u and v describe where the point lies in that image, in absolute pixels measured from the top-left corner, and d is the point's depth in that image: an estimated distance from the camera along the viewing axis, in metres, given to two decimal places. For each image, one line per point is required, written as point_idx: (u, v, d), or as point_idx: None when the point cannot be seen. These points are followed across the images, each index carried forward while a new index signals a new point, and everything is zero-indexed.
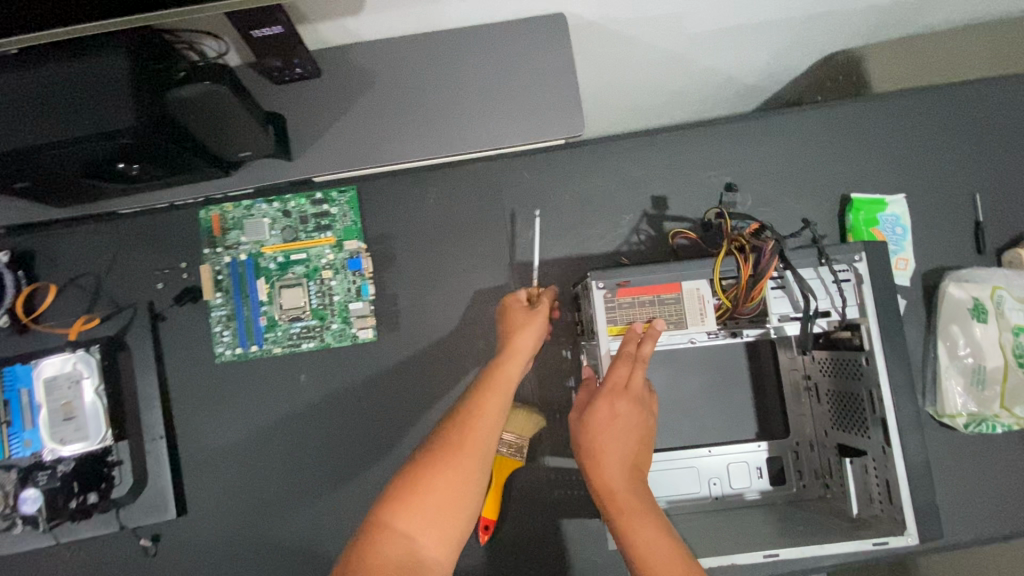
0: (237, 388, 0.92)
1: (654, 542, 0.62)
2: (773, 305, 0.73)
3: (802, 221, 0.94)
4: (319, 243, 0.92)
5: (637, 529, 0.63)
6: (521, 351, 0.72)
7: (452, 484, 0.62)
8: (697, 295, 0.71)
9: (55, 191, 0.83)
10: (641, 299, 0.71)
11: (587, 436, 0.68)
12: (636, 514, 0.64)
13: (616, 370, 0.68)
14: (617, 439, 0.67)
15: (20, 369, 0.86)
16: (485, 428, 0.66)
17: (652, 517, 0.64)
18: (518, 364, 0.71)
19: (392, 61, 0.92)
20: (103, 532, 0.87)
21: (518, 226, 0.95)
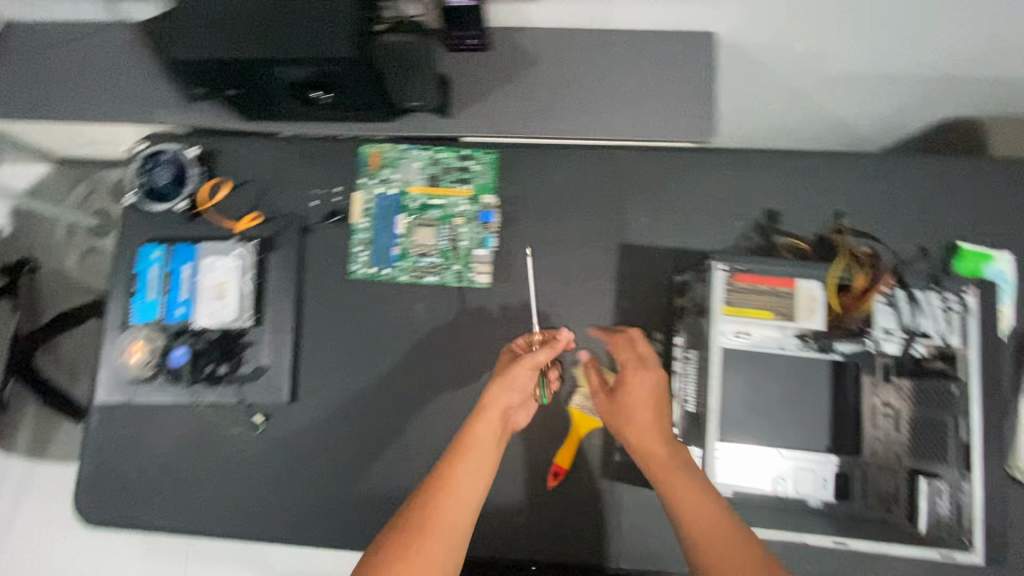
0: (358, 304, 1.03)
1: (689, 494, 0.76)
2: (879, 318, 0.90)
3: (909, 257, 0.99)
4: (457, 193, 1.03)
5: (673, 485, 0.78)
6: (495, 405, 0.83)
7: (435, 539, 0.71)
8: (808, 295, 0.89)
9: (258, 104, 0.99)
10: (756, 287, 0.89)
11: (618, 416, 0.86)
12: (674, 479, 0.78)
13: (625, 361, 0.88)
14: (644, 420, 0.84)
15: (187, 249, 1.02)
16: (466, 489, 0.76)
17: (689, 475, 0.79)
18: (497, 413, 0.82)
19: (554, 48, 1.04)
20: (224, 400, 0.99)
21: (636, 209, 1.02)
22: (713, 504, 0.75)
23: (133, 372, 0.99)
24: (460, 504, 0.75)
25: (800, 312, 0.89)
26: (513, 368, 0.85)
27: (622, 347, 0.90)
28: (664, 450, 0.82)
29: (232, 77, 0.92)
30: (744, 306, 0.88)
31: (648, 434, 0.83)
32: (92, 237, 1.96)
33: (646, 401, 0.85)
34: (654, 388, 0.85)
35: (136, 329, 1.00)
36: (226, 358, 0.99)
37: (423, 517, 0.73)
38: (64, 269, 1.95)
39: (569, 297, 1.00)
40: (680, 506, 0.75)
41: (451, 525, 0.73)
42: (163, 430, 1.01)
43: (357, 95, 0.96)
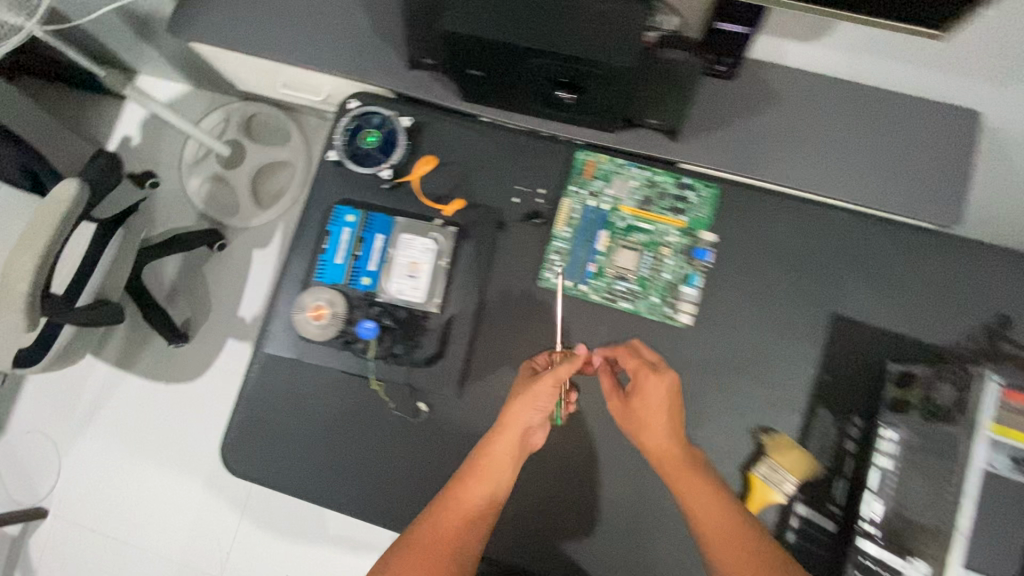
0: (541, 314, 0.99)
1: (714, 509, 0.77)
2: None
3: None
4: (670, 222, 0.97)
5: (688, 494, 0.79)
6: (515, 422, 0.83)
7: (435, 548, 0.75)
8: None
9: (495, 88, 0.94)
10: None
11: (633, 424, 0.86)
12: (684, 485, 0.80)
13: (634, 368, 0.87)
14: (648, 426, 0.85)
15: (384, 219, 0.99)
16: (468, 502, 0.79)
17: (703, 483, 0.79)
18: (517, 431, 0.82)
19: (805, 93, 0.97)
20: (391, 381, 0.96)
21: (856, 282, 0.95)
22: (737, 516, 0.77)
23: (310, 333, 0.95)
24: (458, 514, 0.79)
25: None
26: (535, 384, 0.83)
27: (624, 354, 0.88)
28: (661, 444, 0.83)
29: (484, 60, 0.87)
30: (1012, 429, 0.72)
31: (657, 439, 0.84)
32: (217, 164, 1.93)
33: (653, 408, 0.85)
34: (668, 391, 0.85)
35: (319, 290, 0.96)
36: (408, 340, 0.97)
37: (433, 533, 0.77)
38: (186, 190, 1.95)
39: (765, 357, 0.95)
40: (701, 521, 0.77)
41: (455, 547, 0.76)
42: (321, 396, 0.99)
43: (602, 103, 0.90)
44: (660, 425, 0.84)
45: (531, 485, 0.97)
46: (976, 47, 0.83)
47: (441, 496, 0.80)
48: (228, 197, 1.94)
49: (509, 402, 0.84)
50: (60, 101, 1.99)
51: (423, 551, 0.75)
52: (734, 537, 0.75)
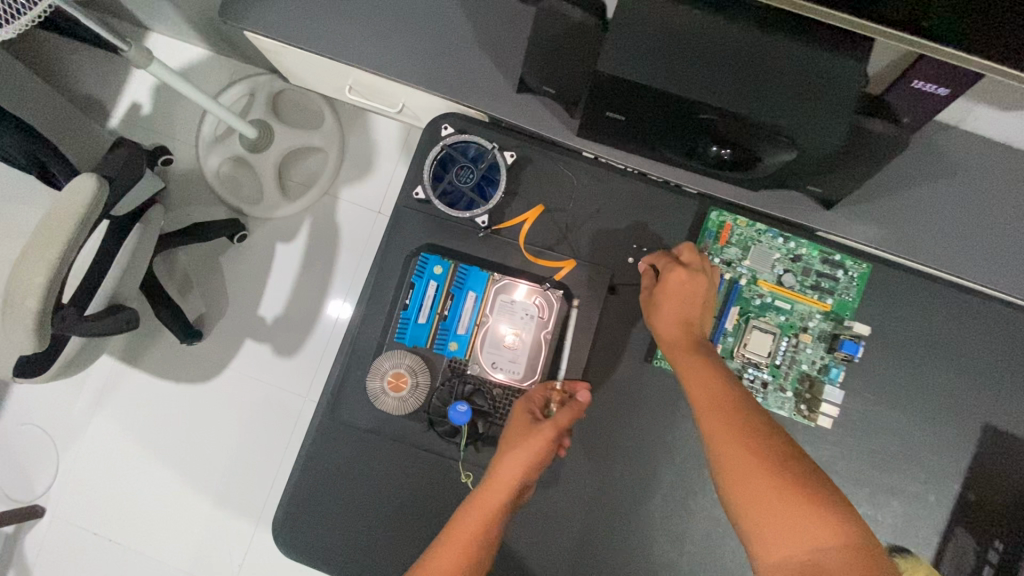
0: (650, 394, 0.87)
1: (705, 395, 0.65)
2: None
3: None
4: (811, 304, 0.84)
5: (692, 386, 0.67)
6: (508, 478, 0.69)
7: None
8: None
9: (631, 133, 0.79)
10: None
11: (650, 311, 0.78)
12: (691, 377, 0.68)
13: (659, 264, 0.78)
14: (665, 317, 0.76)
15: (479, 275, 0.84)
16: (463, 535, 0.66)
17: (701, 371, 0.68)
18: (514, 469, 0.70)
19: (982, 166, 0.84)
20: (476, 464, 0.83)
21: (1011, 388, 0.84)
22: (723, 398, 0.64)
23: (388, 407, 0.81)
24: (457, 548, 0.65)
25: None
26: (532, 437, 0.71)
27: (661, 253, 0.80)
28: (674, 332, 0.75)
29: (635, 106, 0.71)
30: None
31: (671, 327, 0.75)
32: (240, 145, 1.48)
33: (672, 298, 0.76)
34: (696, 285, 0.75)
35: (400, 355, 0.82)
36: (499, 421, 0.82)
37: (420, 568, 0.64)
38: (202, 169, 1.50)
39: (905, 465, 0.84)
40: (702, 416, 0.64)
41: None
42: (393, 471, 0.85)
43: (764, 165, 0.76)
44: (676, 313, 0.75)
45: None
46: None
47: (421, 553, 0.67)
48: (252, 187, 1.52)
49: (503, 454, 0.71)
50: (42, 41, 1.52)
51: None
52: (719, 423, 0.62)
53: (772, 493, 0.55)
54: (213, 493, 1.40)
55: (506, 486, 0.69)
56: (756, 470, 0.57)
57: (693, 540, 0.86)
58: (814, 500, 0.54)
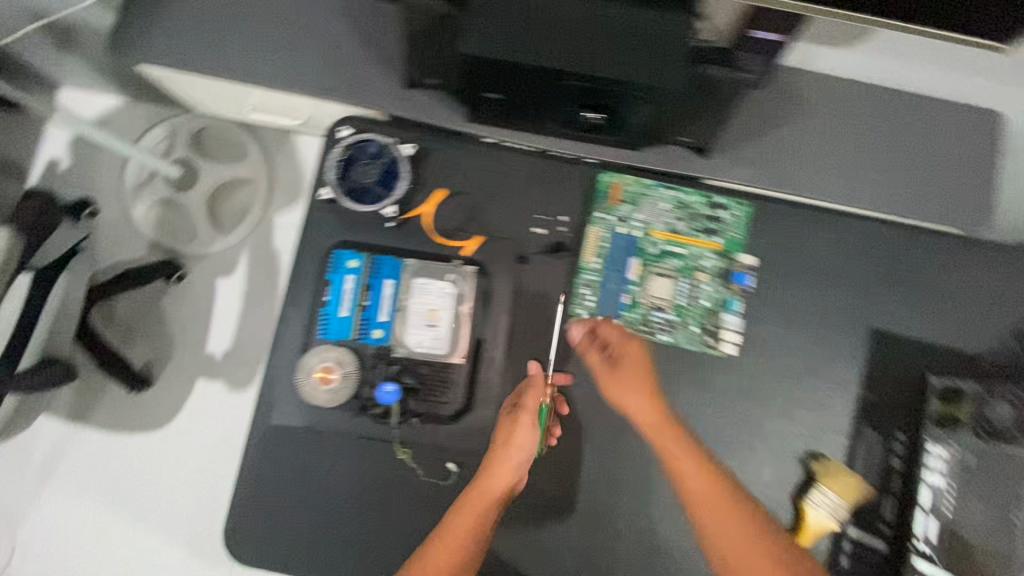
0: (574, 351, 0.91)
1: (691, 470, 0.74)
2: None
3: None
4: (703, 245, 0.92)
5: (676, 459, 0.75)
6: (501, 476, 0.76)
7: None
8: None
9: (509, 107, 0.84)
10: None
11: (611, 381, 0.82)
12: (676, 454, 0.75)
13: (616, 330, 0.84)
14: (635, 395, 0.80)
15: (393, 262, 0.88)
16: (458, 534, 0.73)
17: (681, 445, 0.76)
18: (510, 468, 0.77)
19: (829, 100, 0.93)
20: (416, 444, 0.87)
21: (887, 294, 0.93)
22: (704, 471, 0.74)
23: (320, 401, 0.84)
24: (454, 546, 0.72)
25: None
26: (516, 431, 0.78)
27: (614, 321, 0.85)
28: (645, 407, 0.79)
29: (506, 82, 0.77)
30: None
31: (643, 405, 0.79)
32: (166, 188, 1.47)
33: (633, 374, 0.81)
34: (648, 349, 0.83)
35: (326, 349, 0.85)
36: (429, 397, 0.87)
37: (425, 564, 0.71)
38: (130, 220, 1.49)
39: (809, 377, 0.91)
40: (696, 492, 0.73)
41: None
42: (335, 465, 0.86)
43: (634, 121, 0.83)
44: (641, 378, 0.81)
45: (579, 541, 0.88)
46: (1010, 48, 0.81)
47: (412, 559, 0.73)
48: (186, 227, 1.49)
49: (493, 453, 0.78)
50: None
51: None
52: (706, 491, 0.73)
53: (748, 543, 0.70)
54: (173, 537, 1.34)
55: (502, 468, 0.76)
56: (743, 536, 0.70)
57: (634, 485, 0.89)
58: (786, 563, 0.69)
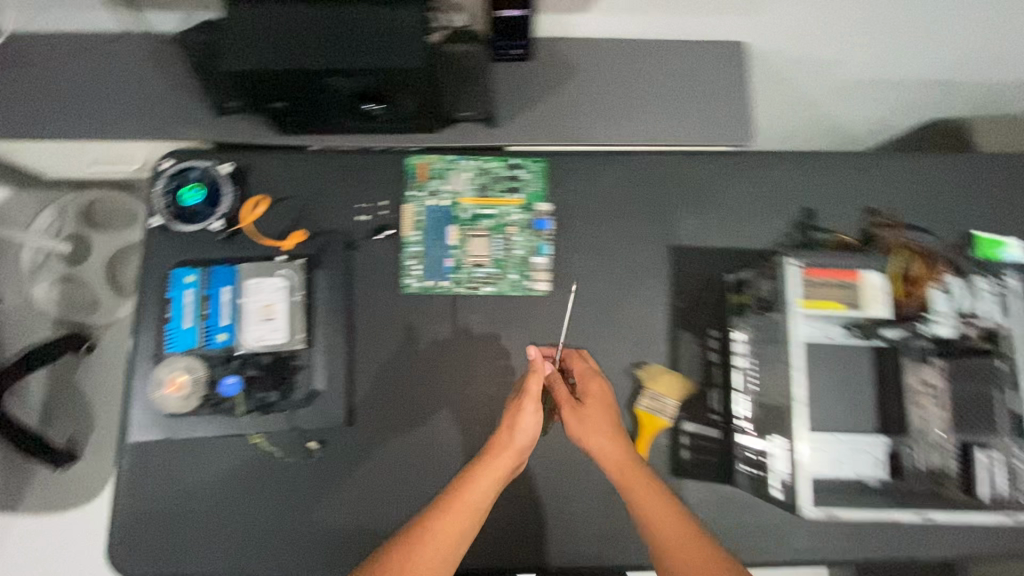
0: (412, 318, 1.00)
1: (651, 496, 0.80)
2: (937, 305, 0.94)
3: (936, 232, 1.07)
4: (509, 202, 1.02)
5: (635, 488, 0.82)
6: (507, 449, 0.84)
7: (435, 550, 0.75)
8: (871, 289, 0.83)
9: (299, 113, 0.94)
10: (827, 280, 0.83)
11: (579, 423, 0.88)
12: (636, 481, 0.82)
13: (582, 375, 0.93)
14: (600, 434, 0.87)
15: (226, 271, 0.96)
16: (466, 506, 0.78)
17: (648, 480, 0.82)
18: (515, 450, 0.84)
19: (593, 58, 1.07)
20: (276, 430, 0.94)
21: (678, 213, 1.05)
22: (660, 493, 0.81)
23: (173, 407, 0.91)
24: (462, 514, 0.78)
25: (863, 303, 0.83)
26: (522, 412, 0.86)
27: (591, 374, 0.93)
28: (612, 443, 0.86)
29: (282, 89, 0.87)
30: (813, 300, 0.82)
31: (612, 444, 0.86)
32: (61, 264, 1.53)
33: (598, 410, 0.89)
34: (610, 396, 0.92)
35: (174, 359, 0.92)
36: (278, 385, 0.93)
37: (421, 541, 0.75)
38: (29, 301, 1.51)
39: (624, 301, 1.02)
40: (653, 515, 0.79)
41: (439, 550, 0.75)
42: (211, 462, 0.95)
43: (413, 104, 0.93)
44: (599, 417, 0.89)
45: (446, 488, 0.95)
46: None
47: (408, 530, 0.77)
48: (85, 296, 1.52)
49: (510, 429, 0.86)
50: None
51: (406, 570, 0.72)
52: (661, 510, 0.79)
53: (699, 551, 0.76)
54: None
55: (511, 450, 0.84)
56: (693, 542, 0.76)
57: (488, 429, 0.97)
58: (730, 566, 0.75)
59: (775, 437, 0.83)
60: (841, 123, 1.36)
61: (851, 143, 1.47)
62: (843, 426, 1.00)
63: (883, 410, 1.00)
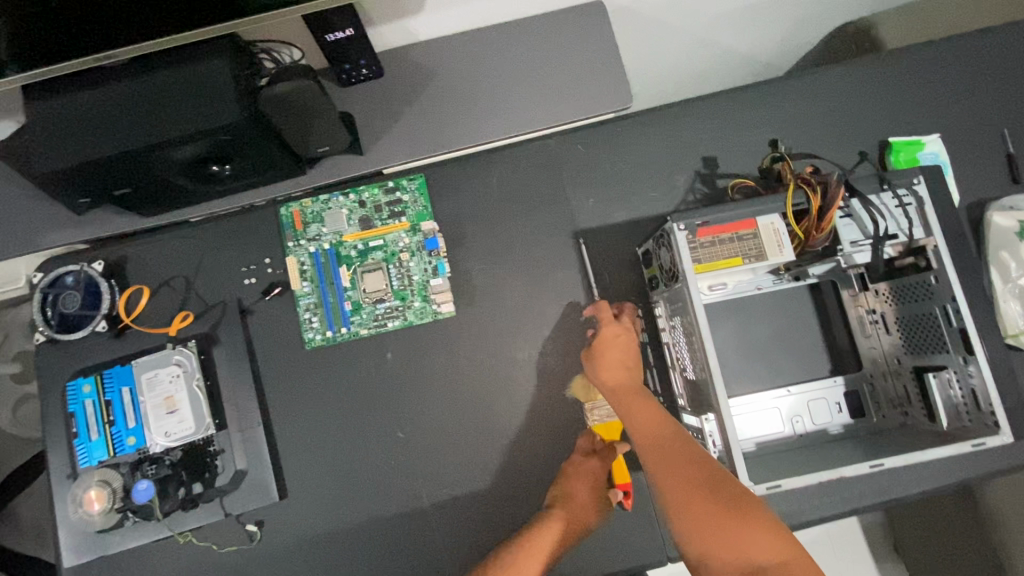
0: (324, 372, 0.95)
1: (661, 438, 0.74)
2: (842, 232, 0.78)
3: (861, 154, 0.99)
4: (394, 229, 0.97)
5: (624, 408, 0.79)
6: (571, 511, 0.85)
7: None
8: (772, 229, 0.77)
9: (149, 196, 0.90)
10: (720, 237, 0.77)
11: (591, 366, 0.87)
12: (623, 396, 0.81)
13: (604, 323, 0.90)
14: (611, 371, 0.84)
15: (123, 369, 0.91)
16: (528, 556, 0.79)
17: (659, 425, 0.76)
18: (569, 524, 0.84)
19: (448, 59, 1.01)
20: (209, 522, 0.89)
21: (574, 197, 1.00)
22: (651, 412, 0.77)
23: (98, 523, 0.86)
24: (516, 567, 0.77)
25: (770, 247, 0.76)
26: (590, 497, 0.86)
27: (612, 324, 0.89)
28: (616, 378, 0.83)
29: (119, 175, 0.83)
30: (709, 262, 0.77)
31: (611, 375, 0.84)
32: None
33: (611, 353, 0.86)
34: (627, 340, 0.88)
35: (86, 476, 0.87)
36: (199, 474, 0.90)
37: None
38: None
39: (538, 302, 0.97)
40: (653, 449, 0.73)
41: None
42: (156, 568, 0.91)
43: (260, 156, 0.88)
44: (614, 358, 0.86)
45: (397, 536, 0.92)
46: None
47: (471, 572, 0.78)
48: None
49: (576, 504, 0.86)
50: None
51: None
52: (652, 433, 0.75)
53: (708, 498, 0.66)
54: None
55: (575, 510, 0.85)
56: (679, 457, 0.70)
57: (428, 467, 0.93)
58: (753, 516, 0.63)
59: (707, 420, 0.78)
60: (739, 53, 1.29)
61: (760, 71, 1.39)
62: (798, 376, 0.93)
63: (836, 349, 0.93)
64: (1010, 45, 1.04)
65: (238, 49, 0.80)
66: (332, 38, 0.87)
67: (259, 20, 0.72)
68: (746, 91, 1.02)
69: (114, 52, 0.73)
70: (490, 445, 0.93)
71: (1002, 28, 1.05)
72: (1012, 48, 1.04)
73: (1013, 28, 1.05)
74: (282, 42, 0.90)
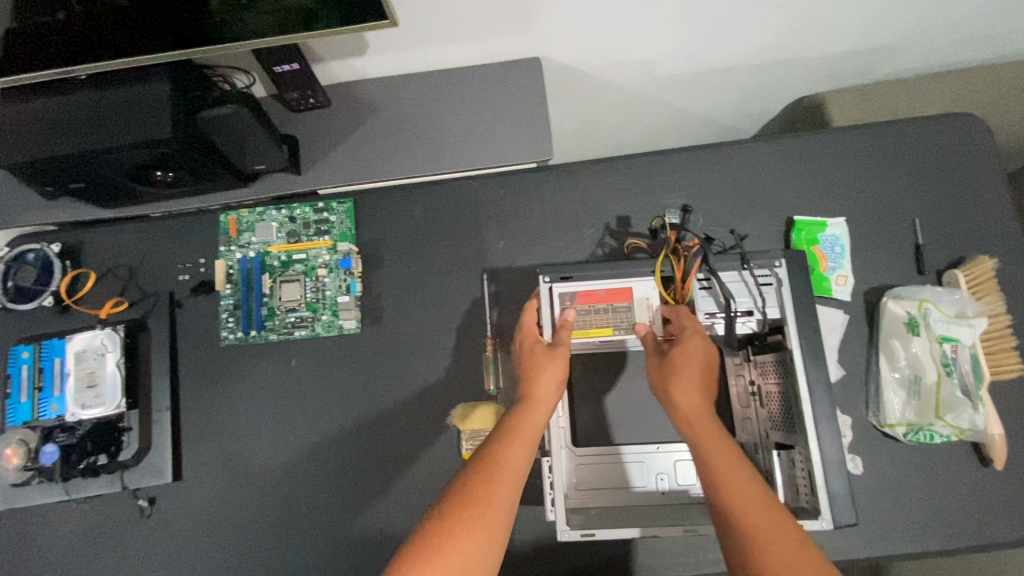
0: (236, 369, 1.05)
1: (730, 464, 0.66)
2: (700, 303, 0.86)
3: (729, 229, 1.02)
4: (317, 245, 1.06)
5: (704, 443, 0.69)
6: (549, 396, 0.77)
7: (490, 511, 0.64)
8: (645, 304, 0.85)
9: (102, 192, 1.00)
10: (596, 306, 0.85)
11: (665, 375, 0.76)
12: (709, 438, 0.69)
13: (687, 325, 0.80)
14: (690, 389, 0.74)
15: (58, 342, 1.01)
16: (520, 459, 0.70)
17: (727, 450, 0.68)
18: (544, 415, 0.76)
19: (389, 95, 1.08)
20: (108, 491, 0.99)
21: (487, 236, 1.06)
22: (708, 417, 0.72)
23: (10, 477, 0.96)
24: (512, 473, 0.68)
25: (641, 321, 0.84)
26: (549, 357, 0.80)
27: (686, 318, 0.81)
28: (696, 406, 0.72)
29: (73, 174, 0.92)
30: (583, 328, 0.85)
31: (689, 400, 0.73)
32: None
33: (689, 367, 0.75)
34: (699, 356, 0.77)
35: (8, 433, 0.96)
36: (105, 447, 0.98)
37: (467, 503, 0.64)
38: None
39: (438, 330, 1.03)
40: (727, 477, 0.65)
41: (497, 513, 0.64)
42: (60, 523, 1.01)
43: (200, 169, 0.97)
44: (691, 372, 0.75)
45: (272, 529, 0.99)
46: (474, 13, 0.91)
47: (453, 490, 0.66)
48: None
49: (538, 374, 0.79)
50: None
51: (451, 541, 0.60)
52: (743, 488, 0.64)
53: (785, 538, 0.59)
54: None
55: (542, 403, 0.77)
56: (781, 527, 0.61)
57: (311, 469, 1.00)
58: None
59: (545, 456, 0.87)
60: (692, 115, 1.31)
61: (725, 132, 1.36)
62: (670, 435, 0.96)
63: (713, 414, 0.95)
64: (941, 137, 1.04)
65: (185, 74, 0.88)
66: (282, 69, 0.95)
67: (201, 54, 0.79)
68: (666, 156, 1.06)
69: (72, 69, 0.80)
70: (370, 458, 1.00)
71: (937, 119, 1.05)
72: (943, 140, 1.04)
73: (946, 119, 1.05)
74: (234, 70, 1.01)
